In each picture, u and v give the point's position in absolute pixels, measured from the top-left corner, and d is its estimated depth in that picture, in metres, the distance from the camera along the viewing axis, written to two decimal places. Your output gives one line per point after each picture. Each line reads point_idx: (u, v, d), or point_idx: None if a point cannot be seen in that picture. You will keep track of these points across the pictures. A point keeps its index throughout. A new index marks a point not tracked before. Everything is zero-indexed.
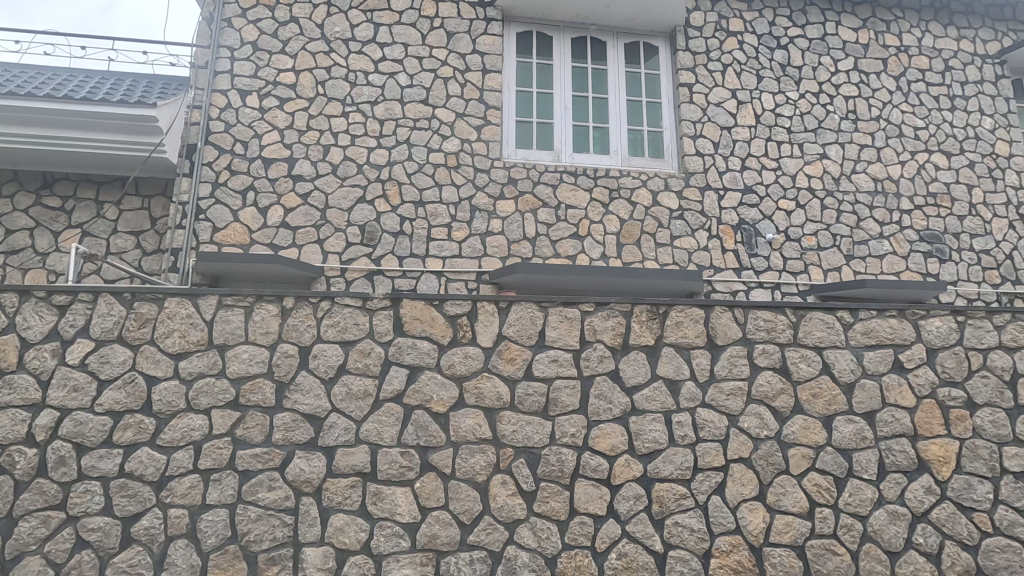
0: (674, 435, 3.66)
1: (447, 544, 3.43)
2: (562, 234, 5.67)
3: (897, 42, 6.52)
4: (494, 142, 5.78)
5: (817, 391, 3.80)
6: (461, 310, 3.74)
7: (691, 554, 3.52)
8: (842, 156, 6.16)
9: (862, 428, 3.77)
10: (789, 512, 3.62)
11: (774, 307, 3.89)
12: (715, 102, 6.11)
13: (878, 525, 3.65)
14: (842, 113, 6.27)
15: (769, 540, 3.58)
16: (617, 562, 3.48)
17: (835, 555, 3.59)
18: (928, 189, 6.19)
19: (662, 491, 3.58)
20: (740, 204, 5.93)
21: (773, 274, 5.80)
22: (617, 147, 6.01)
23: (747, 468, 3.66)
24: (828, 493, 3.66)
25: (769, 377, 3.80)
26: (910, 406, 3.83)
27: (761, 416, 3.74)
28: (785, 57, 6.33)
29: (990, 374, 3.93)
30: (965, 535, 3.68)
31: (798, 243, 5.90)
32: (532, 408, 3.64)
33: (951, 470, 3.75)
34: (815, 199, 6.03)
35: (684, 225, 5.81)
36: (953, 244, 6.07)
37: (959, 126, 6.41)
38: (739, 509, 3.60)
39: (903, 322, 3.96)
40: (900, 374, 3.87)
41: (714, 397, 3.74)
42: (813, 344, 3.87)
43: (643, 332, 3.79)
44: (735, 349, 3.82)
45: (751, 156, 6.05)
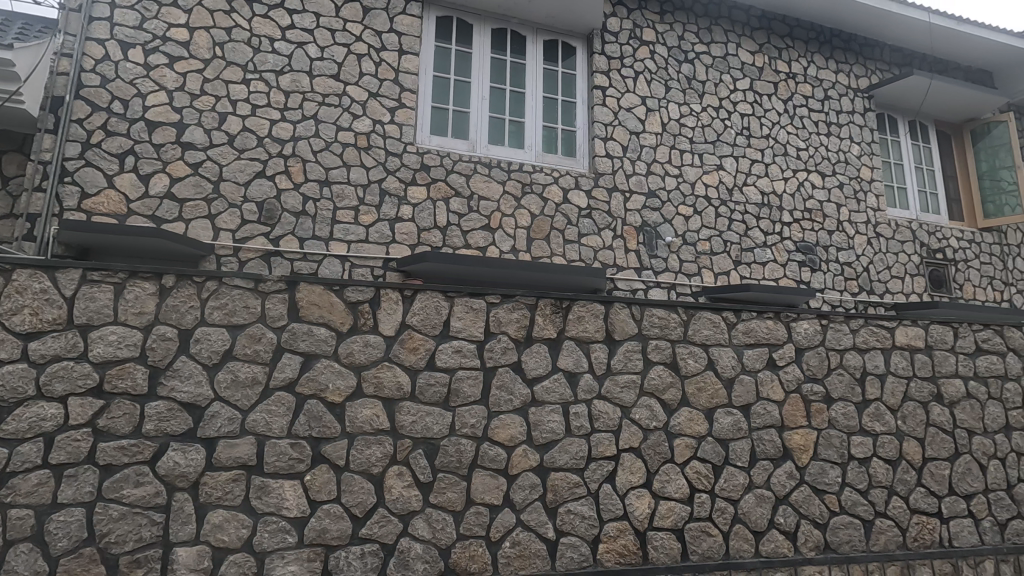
0: (570, 426, 3.78)
1: (337, 538, 3.31)
2: (473, 225, 5.65)
3: (787, 69, 7.13)
4: (408, 127, 5.62)
5: (702, 386, 4.09)
6: (362, 297, 3.61)
7: (581, 541, 3.65)
8: (736, 169, 6.65)
9: (738, 419, 4.11)
10: (671, 498, 3.87)
11: (668, 306, 4.13)
12: (625, 107, 6.35)
13: (747, 509, 4.00)
14: (737, 128, 6.75)
15: (653, 525, 3.80)
16: (510, 551, 3.53)
17: (709, 536, 3.88)
18: (805, 205, 6.84)
19: (557, 480, 3.68)
20: (643, 207, 6.22)
21: (670, 275, 6.15)
22: (531, 142, 6.07)
23: (636, 458, 3.85)
24: (706, 479, 3.95)
25: (660, 371, 4.02)
26: (779, 399, 4.23)
27: (651, 408, 3.95)
28: (690, 70, 6.70)
29: (845, 372, 4.42)
30: (818, 514, 4.13)
31: (693, 247, 6.29)
32: (432, 398, 3.59)
33: (809, 457, 4.20)
34: (711, 207, 6.46)
35: (591, 224, 6.00)
36: (822, 256, 6.77)
37: (833, 151, 7.14)
38: (627, 496, 3.79)
39: (777, 323, 4.35)
40: (772, 371, 4.26)
41: (609, 390, 3.90)
42: (700, 341, 4.15)
43: (546, 325, 3.87)
44: (630, 345, 4.00)
45: (655, 162, 6.36)
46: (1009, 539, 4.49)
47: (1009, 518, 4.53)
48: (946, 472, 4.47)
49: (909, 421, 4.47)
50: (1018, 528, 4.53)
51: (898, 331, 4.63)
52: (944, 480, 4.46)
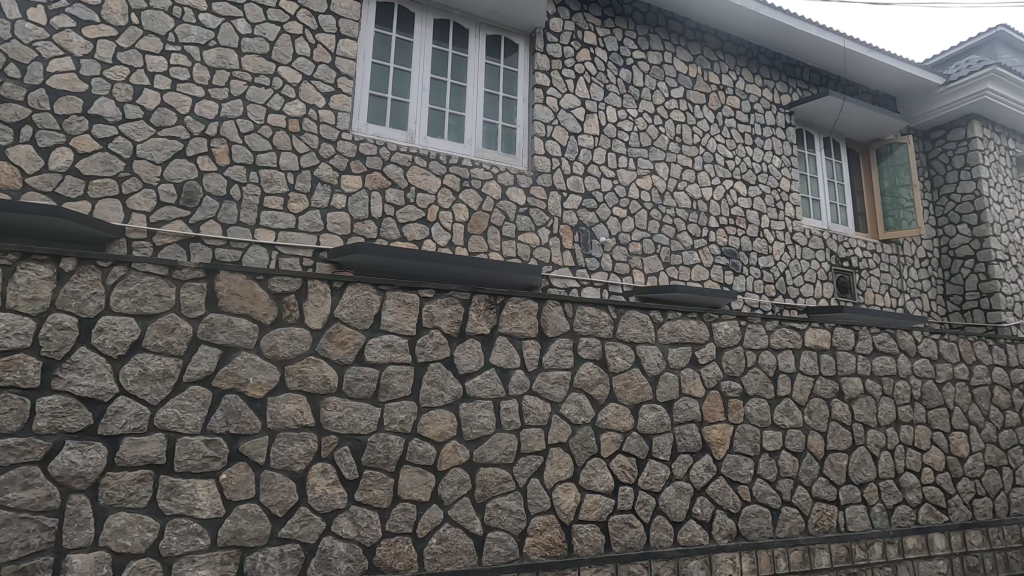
0: (500, 422, 3.79)
1: (254, 539, 3.16)
2: (409, 218, 5.55)
3: (718, 81, 7.48)
4: (344, 113, 5.44)
5: (628, 382, 4.23)
6: (289, 288, 3.46)
7: (508, 535, 3.68)
8: (668, 174, 6.90)
9: (662, 415, 4.28)
10: (596, 491, 3.97)
11: (599, 304, 4.23)
12: (565, 107, 6.44)
13: (667, 500, 4.17)
14: (671, 135, 7.01)
15: (579, 517, 3.89)
16: (436, 547, 3.50)
17: (631, 528, 4.02)
18: (730, 212, 7.20)
19: (485, 476, 3.69)
20: (580, 207, 6.34)
21: (603, 274, 6.31)
22: (471, 137, 6.04)
23: (565, 452, 3.93)
24: (630, 473, 4.09)
25: (590, 367, 4.12)
26: (700, 396, 4.44)
27: (580, 404, 4.04)
28: (628, 76, 6.89)
29: (760, 370, 4.71)
30: (731, 504, 4.37)
31: (626, 247, 6.49)
32: (360, 393, 3.50)
33: (725, 451, 4.43)
34: (644, 210, 6.68)
35: (528, 221, 6.05)
36: (744, 260, 7.16)
37: (757, 162, 7.56)
38: (554, 490, 3.85)
39: (700, 323, 4.57)
40: (695, 369, 4.46)
41: (540, 385, 3.95)
42: (629, 340, 4.29)
43: (480, 321, 3.86)
44: (562, 342, 4.07)
45: (593, 163, 6.49)
46: (895, 523, 4.93)
47: (896, 504, 4.98)
48: (844, 463, 4.86)
49: (814, 416, 4.82)
50: (904, 513, 4.99)
51: (807, 333, 4.97)
52: (843, 470, 4.84)
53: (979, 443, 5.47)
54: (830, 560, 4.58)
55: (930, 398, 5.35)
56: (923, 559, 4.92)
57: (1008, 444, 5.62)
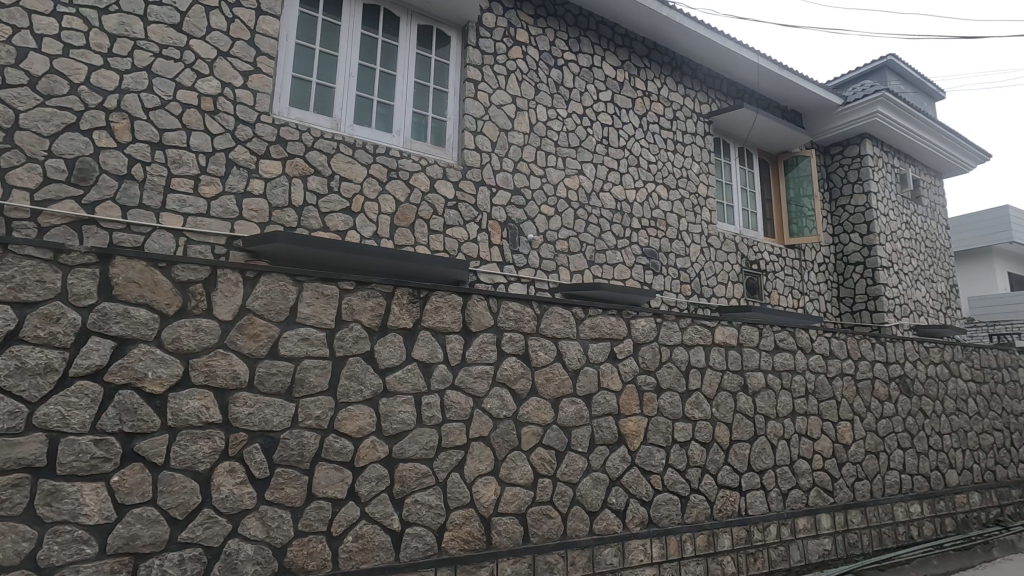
0: (421, 416, 3.76)
1: (149, 545, 2.94)
2: (332, 207, 5.38)
3: (644, 87, 7.77)
4: (263, 94, 5.16)
5: (550, 376, 4.31)
6: (195, 276, 3.25)
7: (426, 530, 3.66)
8: (595, 175, 7.10)
9: (581, 408, 4.40)
10: (516, 484, 4.03)
11: (523, 300, 4.28)
12: (496, 103, 6.46)
13: (584, 491, 4.30)
14: (598, 137, 7.21)
15: (498, 510, 3.93)
16: (352, 545, 3.42)
17: (549, 518, 4.11)
18: (652, 214, 7.51)
19: (404, 471, 3.64)
20: (509, 203, 6.39)
21: (529, 271, 6.42)
22: (400, 127, 5.95)
23: (485, 446, 3.95)
24: (549, 465, 4.18)
25: (512, 362, 4.17)
26: (617, 389, 4.61)
27: (502, 398, 4.08)
28: (559, 76, 7.01)
29: (674, 365, 4.95)
30: (644, 493, 4.58)
31: (552, 245, 6.61)
32: (273, 389, 3.35)
33: (639, 442, 4.64)
34: (570, 209, 6.83)
35: (457, 216, 6.03)
36: (664, 261, 7.50)
37: (678, 167, 7.93)
38: (474, 484, 3.87)
39: (619, 320, 4.74)
40: (613, 364, 4.63)
41: (463, 380, 3.95)
42: (551, 335, 4.38)
43: (402, 314, 3.80)
44: (486, 337, 4.09)
45: (522, 160, 6.55)
46: (789, 506, 5.36)
47: (790, 489, 5.41)
48: (747, 451, 5.22)
49: (721, 409, 5.13)
50: (796, 497, 5.43)
51: (717, 330, 5.28)
52: (745, 458, 5.20)
53: (861, 431, 6.06)
54: (732, 542, 4.91)
55: (821, 391, 5.85)
56: (811, 538, 5.39)
57: (885, 432, 6.26)
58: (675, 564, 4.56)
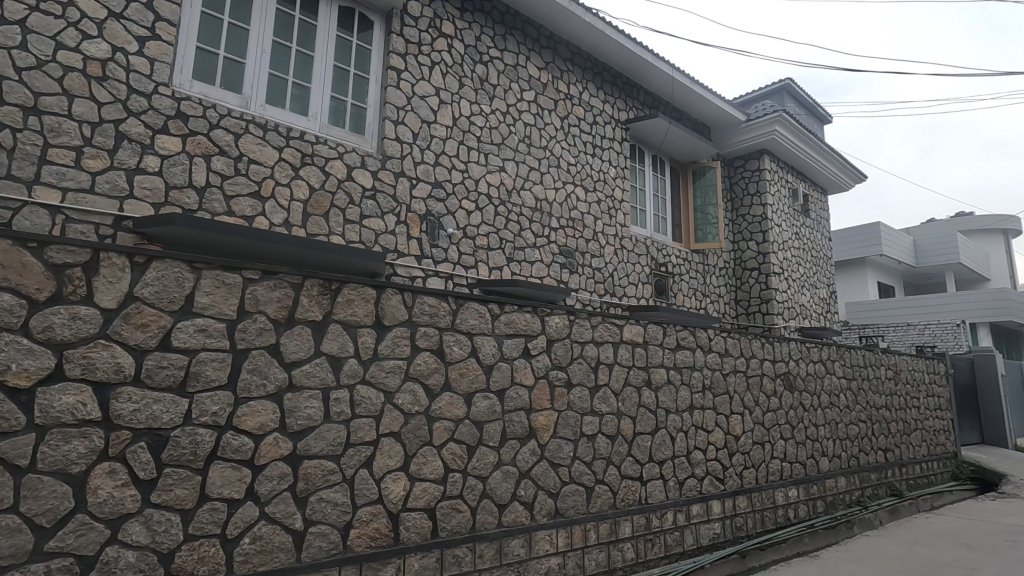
0: (329, 412, 3.65)
1: (8, 557, 2.64)
2: (238, 190, 5.08)
3: (566, 90, 7.96)
4: (162, 63, 4.76)
5: (464, 371, 4.33)
6: (72, 259, 2.93)
7: (331, 528, 3.56)
8: (516, 173, 7.18)
9: (494, 403, 4.46)
10: (426, 479, 4.01)
11: (439, 294, 4.27)
12: (419, 94, 6.36)
13: (494, 484, 4.37)
14: (520, 136, 7.30)
15: (406, 506, 3.90)
16: (249, 547, 3.25)
17: (458, 513, 4.14)
18: (570, 214, 7.72)
19: (309, 469, 3.51)
20: (429, 196, 6.33)
21: (448, 265, 6.40)
22: (316, 111, 5.72)
23: (396, 442, 3.90)
24: (460, 459, 4.21)
25: (426, 357, 4.14)
26: (529, 384, 4.71)
27: (414, 393, 4.04)
28: (483, 72, 7.01)
29: (584, 361, 5.14)
30: (552, 485, 4.72)
31: (472, 241, 6.63)
32: (163, 383, 3.10)
33: (549, 435, 4.77)
34: (491, 206, 6.87)
35: (374, 206, 5.89)
36: (580, 260, 7.74)
37: (596, 170, 8.20)
38: (383, 480, 3.81)
39: (534, 317, 4.85)
40: (526, 359, 4.72)
41: (374, 374, 3.87)
42: (466, 330, 4.39)
43: (312, 306, 3.66)
44: (399, 331, 4.03)
45: (444, 154, 6.50)
46: (685, 493, 5.74)
47: (686, 478, 5.79)
48: (648, 443, 5.52)
49: (626, 403, 5.40)
50: (691, 485, 5.82)
51: (625, 328, 5.53)
52: (647, 450, 5.50)
53: (749, 423, 6.60)
54: (632, 529, 5.18)
55: (716, 386, 6.30)
56: (703, 522, 5.81)
57: (770, 424, 6.85)
58: (578, 552, 4.76)
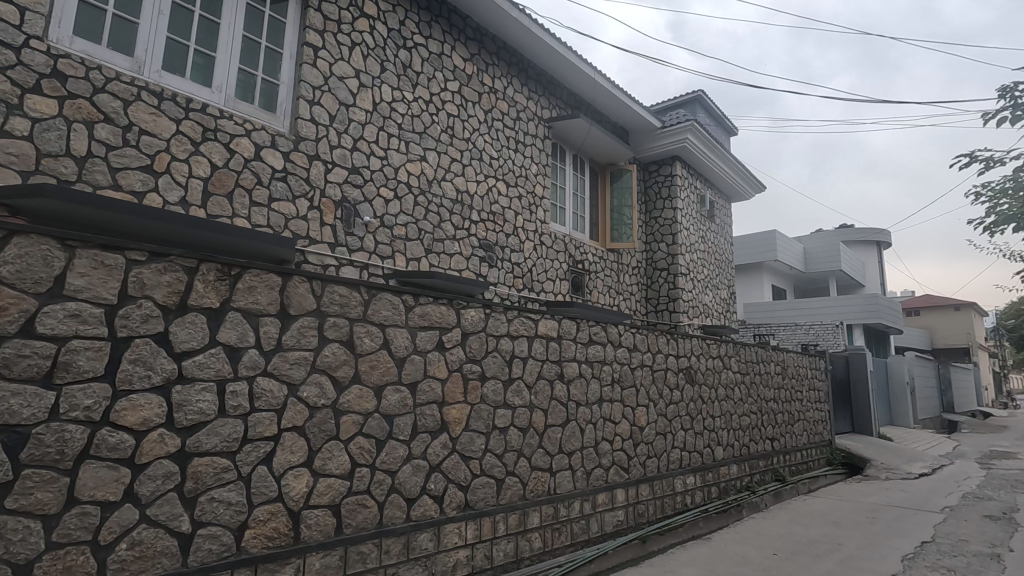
0: (224, 406, 3.41)
1: None
2: (126, 162, 4.65)
3: (491, 83, 7.94)
4: (35, 14, 4.24)
5: (374, 363, 4.21)
6: None
7: (223, 530, 3.33)
8: (437, 163, 7.07)
9: (405, 396, 4.38)
10: (330, 475, 3.86)
11: (351, 284, 4.11)
12: (338, 75, 6.08)
13: (403, 478, 4.29)
14: (443, 126, 7.19)
15: (308, 503, 3.73)
16: (126, 553, 2.97)
17: (365, 508, 4.02)
18: (490, 209, 7.73)
19: (199, 467, 3.27)
20: (345, 182, 6.09)
21: (363, 254, 6.20)
22: (221, 83, 5.33)
23: (299, 436, 3.72)
24: (368, 454, 4.09)
25: (335, 348, 3.98)
26: (442, 377, 4.67)
27: (320, 385, 3.88)
28: (406, 58, 6.83)
29: (499, 354, 5.16)
30: (463, 478, 4.72)
31: (389, 230, 6.46)
32: (25, 374, 2.75)
33: (461, 428, 4.76)
34: (411, 195, 6.73)
35: (284, 189, 5.59)
36: (499, 254, 7.78)
37: (518, 166, 8.26)
38: (283, 477, 3.62)
39: (449, 309, 4.80)
40: (440, 352, 4.67)
41: (277, 366, 3.66)
42: (378, 321, 4.27)
43: (207, 292, 3.39)
44: (306, 321, 3.84)
45: (362, 139, 6.27)
46: (592, 483, 5.95)
47: (593, 468, 6.00)
48: (559, 435, 5.66)
49: (538, 396, 5.49)
50: (598, 474, 6.04)
51: (540, 323, 5.61)
52: (557, 442, 5.63)
53: (653, 415, 6.94)
54: (540, 519, 5.30)
55: (624, 379, 6.57)
56: (608, 510, 6.06)
57: (672, 416, 7.26)
58: (487, 544, 4.79)
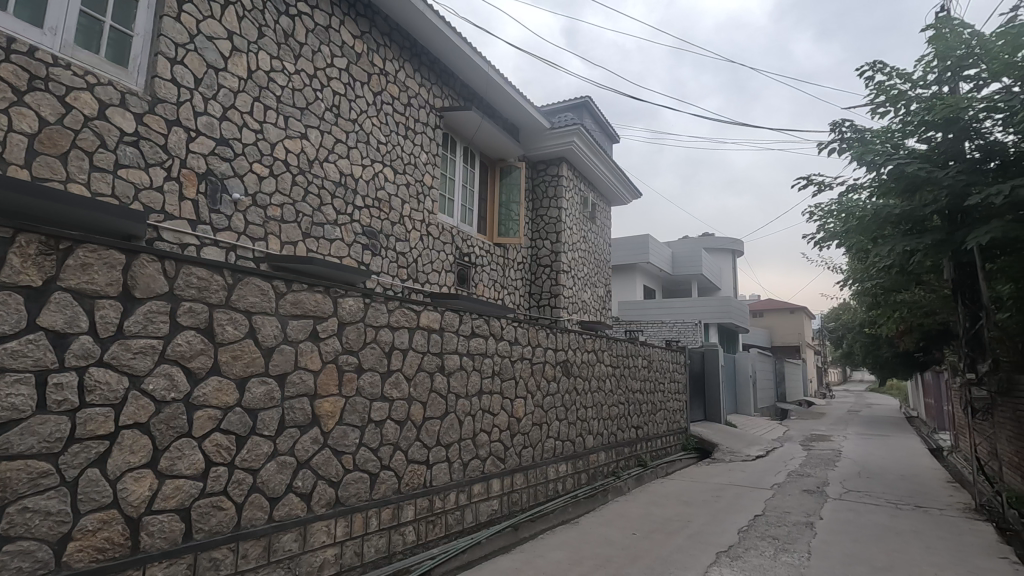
0: (46, 400, 2.93)
1: None
2: None
3: (381, 65, 7.64)
4: None
5: (237, 353, 3.87)
6: None
7: (39, 544, 2.87)
8: (319, 142, 6.66)
9: (272, 389, 4.08)
10: (180, 476, 3.49)
11: (212, 266, 3.73)
12: (206, 34, 5.50)
13: (266, 476, 4.00)
14: (327, 103, 6.79)
15: (151, 509, 3.34)
16: None
17: (219, 511, 3.69)
18: (376, 194, 7.45)
19: (8, 472, 2.78)
20: (211, 153, 5.53)
21: (230, 235, 5.69)
22: (56, 25, 4.56)
23: (142, 434, 3.32)
24: (226, 452, 3.75)
25: (190, 337, 3.60)
26: (315, 369, 4.42)
27: (170, 377, 3.48)
28: (288, 26, 6.34)
29: (377, 346, 5.00)
30: (334, 474, 4.51)
31: (262, 210, 5.98)
32: None
33: (334, 422, 4.54)
34: (288, 173, 6.28)
35: (136, 155, 4.95)
36: (383, 243, 7.54)
37: (407, 153, 8.05)
38: (120, 481, 3.20)
39: (325, 298, 4.55)
40: (313, 342, 4.42)
41: (116, 356, 3.23)
42: (243, 308, 3.93)
43: (26, 268, 2.89)
44: (155, 305, 3.42)
45: (233, 108, 5.73)
46: (468, 474, 6.00)
47: (470, 459, 6.05)
48: (437, 427, 5.62)
49: (417, 388, 5.41)
50: (475, 466, 6.10)
51: (422, 314, 5.53)
52: (435, 434, 5.59)
53: (531, 406, 7.16)
54: (414, 512, 5.24)
55: (504, 371, 6.69)
56: (482, 500, 6.15)
57: (548, 407, 7.54)
58: (358, 541, 4.64)
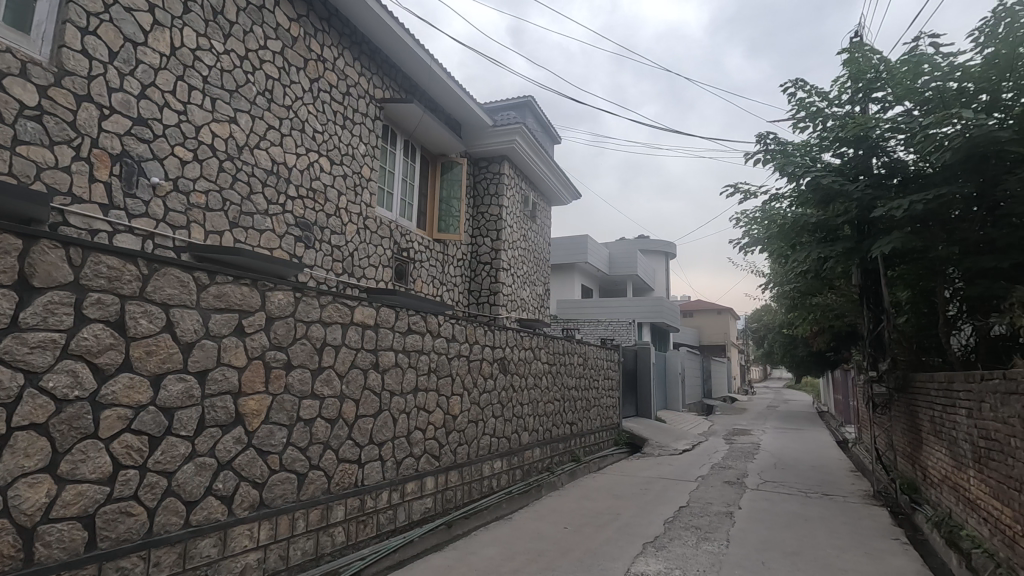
0: None
1: None
2: None
3: (319, 51, 7.36)
4: None
5: (152, 349, 3.63)
6: None
7: None
8: (250, 128, 6.35)
9: (191, 386, 3.85)
10: (83, 480, 3.23)
11: (125, 255, 3.47)
12: (123, 4, 5.11)
13: (183, 479, 3.78)
14: (259, 87, 6.47)
15: (48, 517, 3.07)
16: None
17: (129, 517, 3.45)
18: (310, 185, 7.18)
19: None
20: (127, 133, 5.15)
21: (148, 222, 5.33)
22: None
23: (38, 436, 3.04)
24: (137, 454, 3.51)
25: (97, 330, 3.33)
26: (240, 365, 4.21)
27: (73, 373, 3.21)
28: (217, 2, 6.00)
29: (308, 342, 4.82)
30: (259, 475, 4.32)
31: (184, 196, 5.64)
32: None
33: (259, 421, 4.35)
34: (214, 159, 5.94)
35: (38, 130, 4.52)
36: (318, 235, 7.28)
37: (344, 143, 7.81)
38: (11, 487, 2.92)
39: (253, 291, 4.34)
40: (238, 337, 4.21)
41: (9, 350, 2.93)
42: (160, 300, 3.68)
43: None
44: (57, 296, 3.14)
45: (153, 86, 5.37)
46: (401, 473, 5.91)
47: (404, 458, 5.96)
48: (369, 425, 5.50)
49: (350, 385, 5.27)
50: (408, 464, 6.02)
51: (356, 310, 5.38)
52: (367, 432, 5.47)
53: (467, 403, 7.15)
54: (344, 513, 5.11)
55: (440, 368, 6.64)
56: (416, 499, 6.08)
57: (484, 404, 7.56)
58: (283, 544, 4.47)
